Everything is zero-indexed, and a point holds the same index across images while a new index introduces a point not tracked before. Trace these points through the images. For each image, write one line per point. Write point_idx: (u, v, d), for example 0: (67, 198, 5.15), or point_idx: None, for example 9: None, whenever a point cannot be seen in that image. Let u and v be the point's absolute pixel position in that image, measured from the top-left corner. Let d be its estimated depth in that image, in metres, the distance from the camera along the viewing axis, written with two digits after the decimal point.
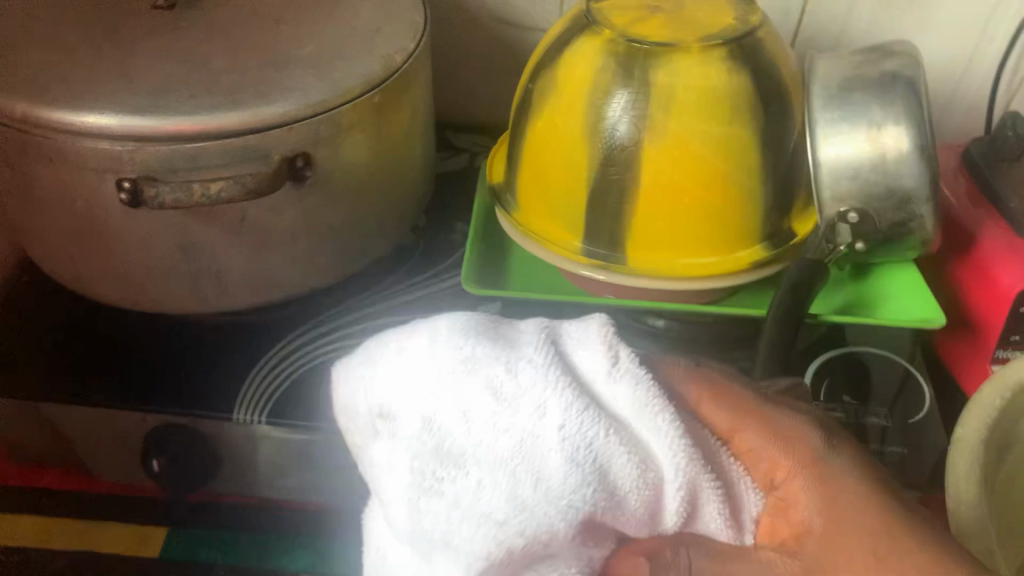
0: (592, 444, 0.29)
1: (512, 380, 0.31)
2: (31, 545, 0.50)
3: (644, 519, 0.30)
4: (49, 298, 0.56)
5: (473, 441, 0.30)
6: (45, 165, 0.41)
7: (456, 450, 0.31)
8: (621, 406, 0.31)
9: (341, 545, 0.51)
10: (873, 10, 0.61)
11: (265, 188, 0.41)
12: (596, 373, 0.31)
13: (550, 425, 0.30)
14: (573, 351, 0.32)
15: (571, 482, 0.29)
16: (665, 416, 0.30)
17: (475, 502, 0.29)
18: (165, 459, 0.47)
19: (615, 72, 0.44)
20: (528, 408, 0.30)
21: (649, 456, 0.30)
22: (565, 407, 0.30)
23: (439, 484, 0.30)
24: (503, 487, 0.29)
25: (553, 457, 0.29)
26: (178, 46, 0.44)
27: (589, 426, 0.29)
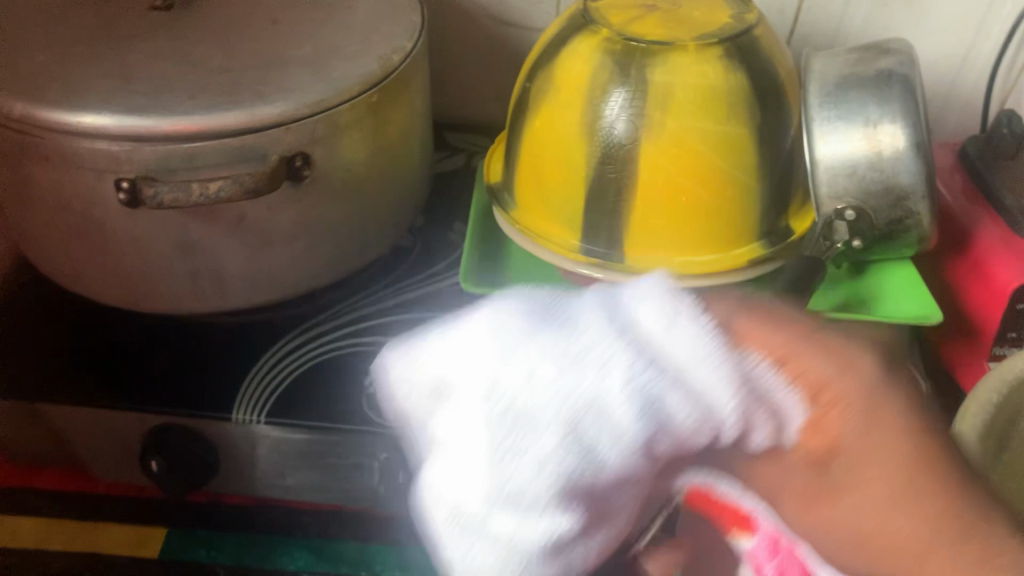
0: (662, 373, 0.24)
1: (575, 330, 0.25)
2: (30, 546, 0.49)
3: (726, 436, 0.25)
4: (47, 298, 0.56)
5: (521, 377, 0.24)
6: (43, 165, 0.41)
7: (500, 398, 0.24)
8: (690, 333, 0.25)
9: (340, 545, 0.51)
10: (868, 9, 0.61)
11: (264, 187, 0.41)
12: (656, 324, 0.25)
13: (603, 326, 0.25)
14: (629, 303, 0.27)
15: (640, 426, 0.23)
16: (728, 364, 0.25)
17: (539, 463, 0.23)
18: (164, 458, 0.47)
19: (612, 70, 0.44)
20: (589, 325, 0.25)
21: (704, 396, 0.24)
22: (627, 327, 0.26)
23: (504, 457, 0.23)
24: (571, 437, 0.23)
25: (615, 375, 0.24)
26: (176, 46, 0.44)
27: (659, 379, 0.24)
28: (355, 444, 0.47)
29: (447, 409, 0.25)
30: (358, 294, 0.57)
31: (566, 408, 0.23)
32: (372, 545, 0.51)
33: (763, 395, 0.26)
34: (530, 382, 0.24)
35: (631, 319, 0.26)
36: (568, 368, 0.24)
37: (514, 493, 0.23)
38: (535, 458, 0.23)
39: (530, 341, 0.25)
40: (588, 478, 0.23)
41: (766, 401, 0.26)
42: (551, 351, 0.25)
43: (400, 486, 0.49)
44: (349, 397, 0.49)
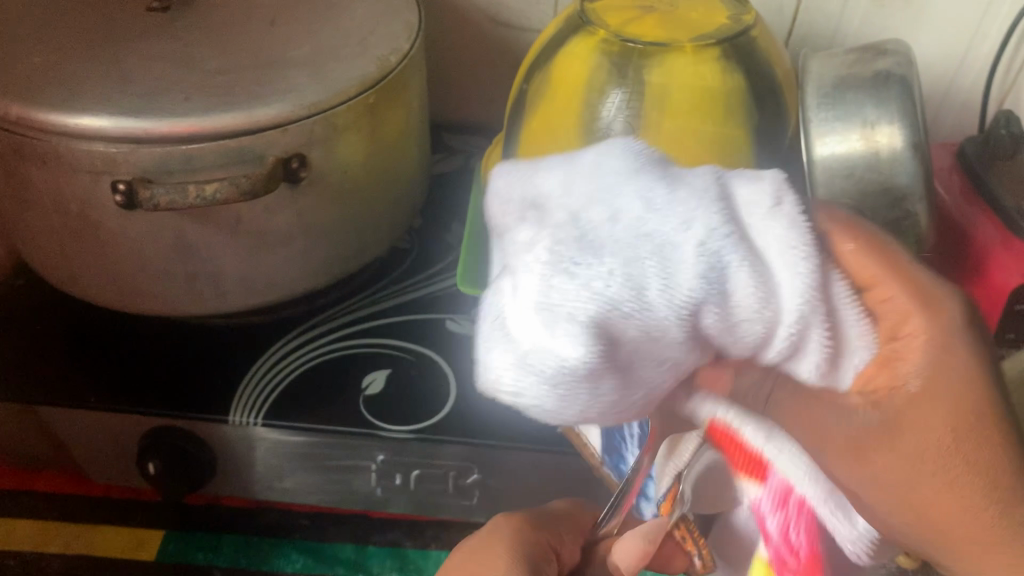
0: (748, 259, 0.23)
1: (673, 191, 0.24)
2: (27, 549, 0.49)
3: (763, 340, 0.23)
4: (44, 300, 0.56)
5: (628, 225, 0.23)
6: (39, 166, 0.41)
7: (593, 232, 0.23)
8: (792, 233, 0.24)
9: (338, 547, 0.51)
10: (866, 9, 0.61)
11: (259, 189, 0.41)
12: (754, 211, 0.24)
13: (712, 196, 0.24)
14: (738, 188, 0.25)
15: (700, 293, 0.22)
16: (812, 262, 0.23)
17: (588, 301, 0.22)
18: (160, 460, 0.47)
19: (610, 72, 0.44)
20: (692, 190, 0.24)
21: (774, 285, 0.23)
22: (733, 211, 0.24)
23: (562, 277, 0.22)
24: (634, 276, 0.22)
25: (699, 242, 0.22)
26: (172, 47, 0.44)
27: (733, 252, 0.22)
28: (353, 446, 0.47)
29: (537, 221, 0.24)
30: (355, 296, 0.57)
31: (639, 250, 0.22)
32: (369, 547, 0.51)
33: (837, 310, 0.24)
34: (614, 226, 0.23)
35: (733, 199, 0.24)
36: (656, 218, 0.23)
37: (557, 321, 0.22)
38: (592, 284, 0.22)
39: (632, 181, 0.24)
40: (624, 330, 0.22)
41: (836, 316, 0.24)
42: (642, 202, 0.24)
43: (398, 487, 0.49)
44: (346, 399, 0.49)
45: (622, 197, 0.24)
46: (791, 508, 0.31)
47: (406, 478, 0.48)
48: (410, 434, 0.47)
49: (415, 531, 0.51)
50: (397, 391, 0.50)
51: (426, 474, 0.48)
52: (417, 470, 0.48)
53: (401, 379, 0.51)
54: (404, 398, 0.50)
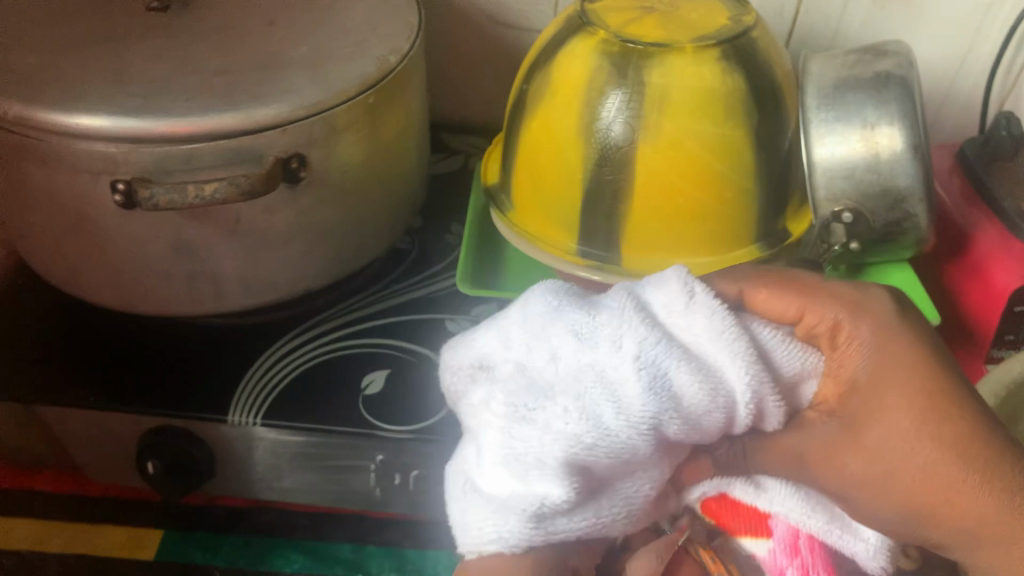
0: (675, 353, 0.30)
1: (598, 323, 0.32)
2: (26, 549, 0.49)
3: (721, 417, 0.30)
4: (44, 300, 0.56)
5: (559, 351, 0.32)
6: (38, 166, 0.41)
7: (551, 380, 0.31)
8: (716, 319, 0.31)
9: (336, 548, 0.51)
10: (867, 11, 0.61)
11: (259, 189, 0.41)
12: (674, 307, 0.32)
13: (636, 319, 0.31)
14: (651, 294, 0.33)
15: (649, 411, 0.29)
16: (742, 341, 0.30)
17: (564, 428, 0.29)
18: (160, 460, 0.47)
19: (609, 72, 0.44)
20: (607, 319, 0.32)
21: (719, 373, 0.30)
22: (655, 316, 0.32)
23: (541, 451, 0.29)
24: (586, 411, 0.29)
25: (629, 363, 0.30)
26: (173, 47, 0.44)
27: (666, 355, 0.30)
28: (351, 446, 0.47)
29: (490, 381, 0.33)
30: (355, 296, 0.57)
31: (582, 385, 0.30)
32: (367, 547, 0.51)
33: (787, 361, 0.31)
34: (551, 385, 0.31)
35: (653, 311, 0.32)
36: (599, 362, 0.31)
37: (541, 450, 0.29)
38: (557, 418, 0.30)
39: (562, 326, 0.33)
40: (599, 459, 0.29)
41: (781, 365, 0.31)
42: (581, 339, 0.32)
43: (397, 487, 0.49)
44: (345, 399, 0.49)
45: (561, 337, 0.32)
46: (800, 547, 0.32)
47: (405, 478, 0.48)
48: (408, 434, 0.47)
49: (414, 532, 0.51)
50: (395, 392, 0.50)
51: (425, 474, 0.48)
52: (416, 471, 0.48)
53: (400, 380, 0.51)
54: (402, 398, 0.49)
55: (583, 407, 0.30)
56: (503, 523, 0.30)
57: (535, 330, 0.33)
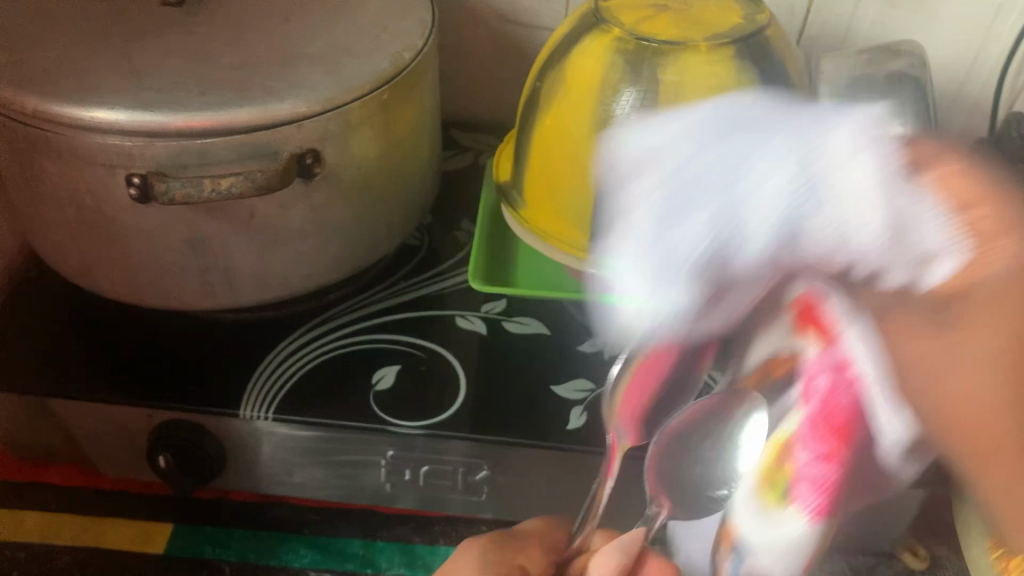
0: (894, 187, 0.27)
1: (775, 141, 0.31)
2: (36, 541, 0.49)
3: (898, 262, 0.27)
4: (56, 293, 0.56)
5: (772, 172, 0.30)
6: (54, 159, 0.41)
7: (757, 199, 0.31)
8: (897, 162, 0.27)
9: (347, 543, 0.50)
10: (878, 11, 0.61)
11: (275, 184, 0.41)
12: (850, 151, 0.28)
13: (811, 165, 0.29)
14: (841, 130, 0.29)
15: (883, 238, 0.27)
16: (934, 197, 0.26)
17: (678, 248, 0.32)
18: (172, 454, 0.48)
19: (624, 70, 0.44)
20: (799, 154, 0.30)
21: (872, 221, 0.27)
22: (840, 143, 0.29)
23: (683, 243, 0.32)
24: (799, 198, 0.29)
25: (833, 194, 0.28)
26: (188, 42, 0.44)
27: (814, 195, 0.29)
28: (362, 441, 0.47)
29: (655, 168, 0.34)
30: (366, 292, 0.57)
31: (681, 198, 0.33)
32: (378, 543, 0.51)
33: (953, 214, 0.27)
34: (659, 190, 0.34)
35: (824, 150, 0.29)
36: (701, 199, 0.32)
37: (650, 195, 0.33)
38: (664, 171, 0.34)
39: (770, 138, 0.31)
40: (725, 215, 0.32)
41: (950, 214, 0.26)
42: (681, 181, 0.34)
43: (407, 482, 0.49)
44: (357, 394, 0.49)
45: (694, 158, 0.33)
46: (840, 371, 0.32)
47: (415, 473, 0.48)
48: (418, 431, 0.47)
49: (424, 527, 0.51)
50: (406, 387, 0.50)
51: (435, 469, 0.48)
52: (426, 466, 0.48)
53: (411, 375, 0.51)
54: (413, 394, 0.50)
55: (779, 198, 0.30)
56: (642, 282, 0.33)
57: (674, 120, 0.35)
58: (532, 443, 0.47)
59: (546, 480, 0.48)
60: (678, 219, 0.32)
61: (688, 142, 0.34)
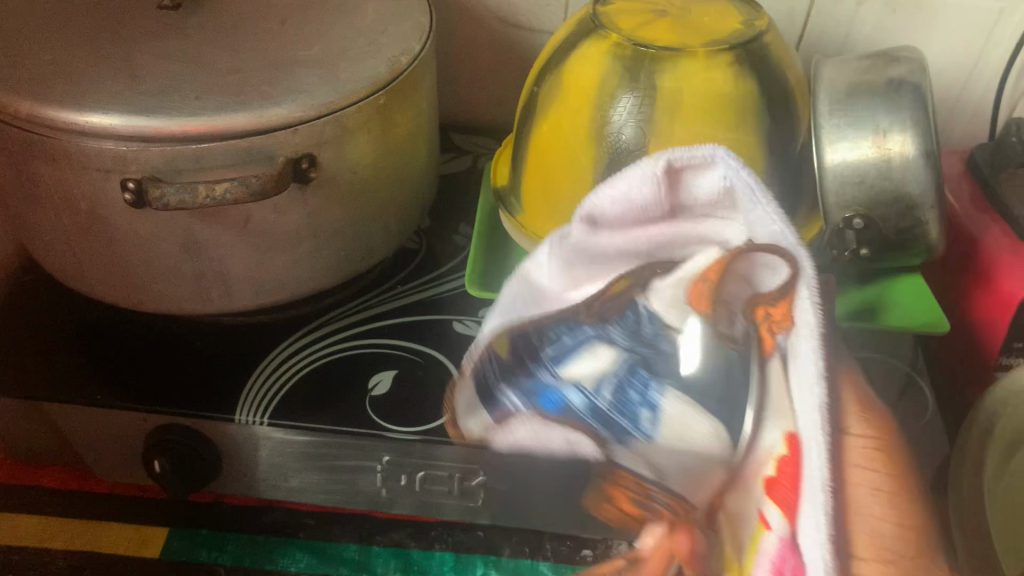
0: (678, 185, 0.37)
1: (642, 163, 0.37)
2: (30, 545, 0.49)
3: (776, 234, 0.33)
4: (51, 297, 0.56)
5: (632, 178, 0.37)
6: (49, 164, 0.41)
7: (625, 200, 0.38)
8: (737, 172, 0.35)
9: (342, 547, 0.50)
10: (878, 16, 0.61)
11: (270, 190, 0.41)
12: (719, 189, 0.35)
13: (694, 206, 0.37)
14: (699, 175, 0.36)
15: (724, 183, 0.35)
16: (769, 199, 0.34)
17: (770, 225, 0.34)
18: (167, 460, 0.47)
19: (621, 76, 0.43)
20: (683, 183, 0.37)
21: (736, 204, 0.36)
22: (683, 192, 0.37)
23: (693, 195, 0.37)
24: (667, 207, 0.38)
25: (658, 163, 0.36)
26: (184, 46, 0.44)
27: (747, 180, 0.35)
28: (357, 447, 0.47)
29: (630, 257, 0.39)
30: (363, 296, 0.57)
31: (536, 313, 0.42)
32: (373, 548, 0.50)
33: (767, 219, 0.34)
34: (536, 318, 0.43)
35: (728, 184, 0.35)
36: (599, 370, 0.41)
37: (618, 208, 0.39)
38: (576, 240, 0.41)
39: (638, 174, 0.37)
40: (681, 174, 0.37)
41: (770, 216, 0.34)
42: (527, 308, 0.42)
43: (403, 488, 0.48)
44: (353, 399, 0.49)
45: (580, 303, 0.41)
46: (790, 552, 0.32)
47: (412, 479, 0.48)
48: (416, 436, 0.47)
49: (420, 532, 0.51)
50: (402, 392, 0.50)
51: (431, 475, 0.47)
52: (422, 472, 0.47)
53: (407, 380, 0.51)
54: (409, 399, 0.50)
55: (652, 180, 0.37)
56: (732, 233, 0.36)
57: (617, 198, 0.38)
58: None
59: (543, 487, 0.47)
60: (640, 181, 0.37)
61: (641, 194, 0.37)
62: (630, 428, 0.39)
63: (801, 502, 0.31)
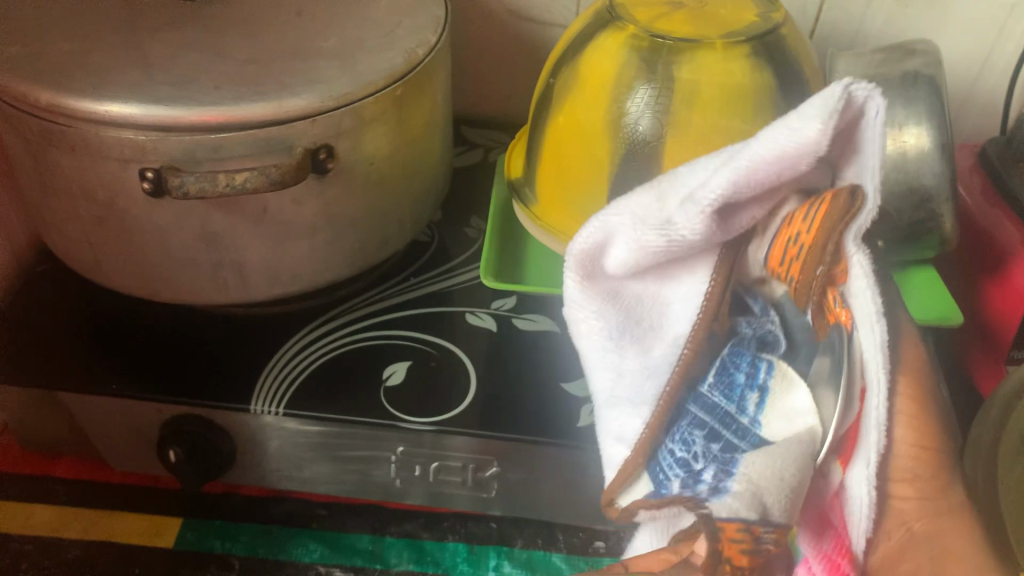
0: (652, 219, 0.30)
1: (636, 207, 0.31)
2: (45, 534, 0.49)
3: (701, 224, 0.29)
4: (65, 287, 0.56)
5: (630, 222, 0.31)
6: (67, 153, 0.41)
7: (674, 198, 0.30)
8: (712, 187, 0.28)
9: (356, 538, 0.50)
10: (890, 10, 0.61)
11: (289, 179, 0.41)
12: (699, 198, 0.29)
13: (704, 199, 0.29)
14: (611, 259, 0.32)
15: (678, 214, 0.29)
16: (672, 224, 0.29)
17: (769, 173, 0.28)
18: (182, 449, 0.47)
19: (639, 67, 0.44)
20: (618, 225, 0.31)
21: (802, 151, 0.26)
22: (642, 215, 0.31)
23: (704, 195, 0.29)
24: (693, 207, 0.29)
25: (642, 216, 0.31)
26: (202, 37, 0.44)
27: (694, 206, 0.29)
28: (372, 437, 0.47)
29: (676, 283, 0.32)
30: (376, 288, 0.58)
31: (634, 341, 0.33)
32: (387, 538, 0.50)
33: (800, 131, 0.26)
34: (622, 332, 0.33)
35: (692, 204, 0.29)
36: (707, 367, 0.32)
37: (707, 189, 0.28)
38: (655, 227, 0.30)
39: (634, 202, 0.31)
40: (791, 143, 0.26)
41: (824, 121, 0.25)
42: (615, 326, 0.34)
43: (416, 478, 0.49)
44: (368, 389, 0.50)
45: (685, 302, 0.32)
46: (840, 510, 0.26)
47: (425, 470, 0.49)
48: (428, 427, 0.47)
49: (432, 522, 0.51)
50: (417, 383, 0.50)
51: (444, 466, 0.48)
52: (436, 462, 0.48)
53: (421, 371, 0.51)
54: (424, 390, 0.50)
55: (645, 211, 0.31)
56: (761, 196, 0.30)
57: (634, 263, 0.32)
58: (542, 440, 0.46)
59: (555, 477, 0.48)
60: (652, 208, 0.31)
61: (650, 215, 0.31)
62: (737, 432, 0.29)
63: (850, 456, 0.25)
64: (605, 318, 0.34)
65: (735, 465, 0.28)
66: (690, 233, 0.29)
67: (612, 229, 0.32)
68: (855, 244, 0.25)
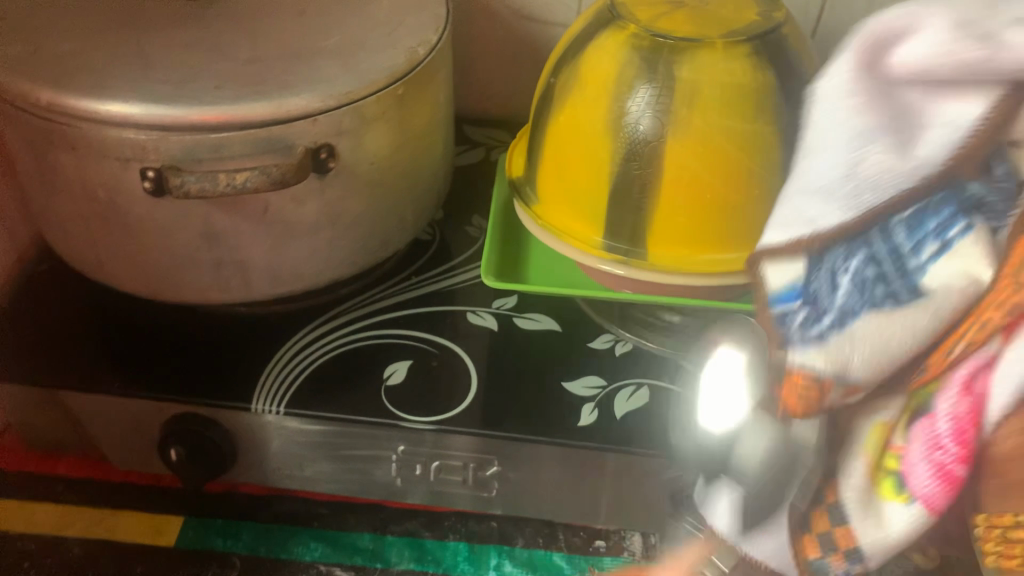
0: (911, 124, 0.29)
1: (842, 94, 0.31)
2: (47, 533, 0.49)
3: (921, 130, 0.29)
4: (67, 286, 0.56)
5: (835, 125, 0.31)
6: (69, 152, 0.41)
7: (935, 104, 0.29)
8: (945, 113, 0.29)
9: (356, 537, 0.50)
10: (892, 9, 0.61)
11: (290, 178, 0.41)
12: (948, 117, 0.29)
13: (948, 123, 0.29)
14: (871, 153, 0.30)
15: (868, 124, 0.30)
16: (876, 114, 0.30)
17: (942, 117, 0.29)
18: (182, 448, 0.47)
19: (639, 67, 0.43)
20: (858, 79, 0.31)
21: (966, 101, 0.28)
22: (886, 102, 0.30)
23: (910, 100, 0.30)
24: (901, 115, 0.30)
25: (851, 103, 0.31)
26: (203, 36, 0.44)
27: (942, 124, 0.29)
28: (374, 436, 0.47)
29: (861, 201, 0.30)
30: (377, 287, 0.58)
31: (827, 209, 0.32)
32: (388, 537, 0.50)
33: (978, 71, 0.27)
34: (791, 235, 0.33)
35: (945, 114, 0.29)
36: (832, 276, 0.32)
37: (866, 108, 0.30)
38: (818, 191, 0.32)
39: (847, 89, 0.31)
40: (962, 56, 0.27)
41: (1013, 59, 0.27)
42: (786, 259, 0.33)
43: (417, 478, 0.49)
44: (369, 388, 0.50)
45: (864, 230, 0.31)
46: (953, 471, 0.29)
47: (426, 469, 0.48)
48: (430, 426, 0.47)
49: (433, 521, 0.51)
50: (418, 383, 0.50)
51: (445, 465, 0.48)
52: (437, 461, 0.48)
53: (422, 371, 0.51)
54: (425, 389, 0.50)
55: (857, 114, 0.30)
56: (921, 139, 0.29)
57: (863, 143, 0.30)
58: (543, 440, 0.46)
59: (557, 476, 0.48)
60: (873, 90, 0.30)
61: (842, 112, 0.31)
62: (901, 270, 0.30)
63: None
64: (800, 206, 0.33)
65: (850, 320, 0.31)
66: (883, 158, 0.30)
67: (829, 137, 0.32)
68: (956, 104, 0.28)
